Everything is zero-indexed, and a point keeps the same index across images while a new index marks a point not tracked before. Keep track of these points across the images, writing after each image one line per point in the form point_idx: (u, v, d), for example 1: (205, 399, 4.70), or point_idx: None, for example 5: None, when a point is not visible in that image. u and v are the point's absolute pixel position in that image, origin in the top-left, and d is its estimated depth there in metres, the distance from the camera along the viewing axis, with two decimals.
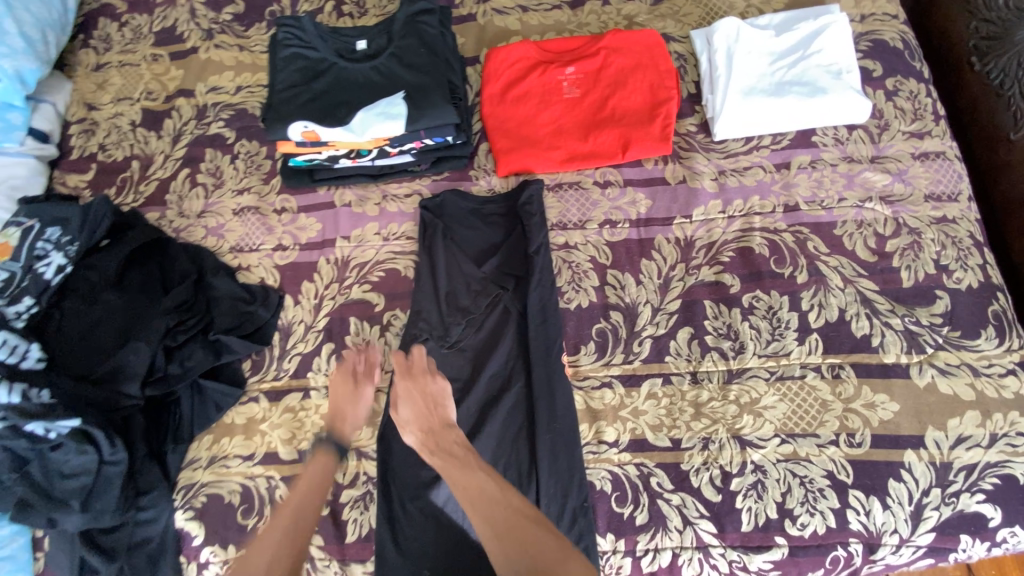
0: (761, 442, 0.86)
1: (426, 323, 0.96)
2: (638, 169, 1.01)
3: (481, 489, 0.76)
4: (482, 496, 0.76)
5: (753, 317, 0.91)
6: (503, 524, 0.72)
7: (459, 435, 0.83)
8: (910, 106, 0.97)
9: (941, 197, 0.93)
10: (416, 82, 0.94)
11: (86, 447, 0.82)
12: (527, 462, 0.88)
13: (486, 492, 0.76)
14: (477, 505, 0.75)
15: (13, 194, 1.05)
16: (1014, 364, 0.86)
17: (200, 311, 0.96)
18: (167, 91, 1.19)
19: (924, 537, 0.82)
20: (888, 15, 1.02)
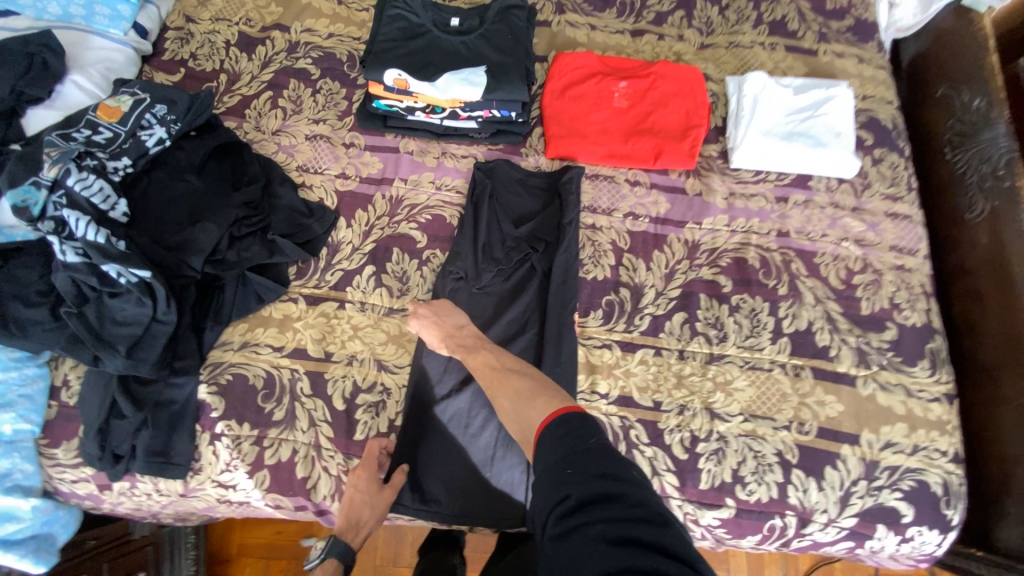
0: (728, 417, 1.00)
1: (461, 265, 1.09)
2: (664, 177, 1.18)
3: (487, 367, 0.94)
4: (486, 372, 0.94)
5: (738, 315, 1.07)
6: (505, 387, 0.90)
7: (471, 329, 0.99)
8: (889, 174, 1.18)
9: (902, 249, 1.12)
10: (498, 60, 1.14)
11: (147, 300, 0.90)
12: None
13: (490, 367, 0.94)
14: (485, 379, 0.94)
15: (107, 75, 1.14)
16: (940, 393, 1.04)
17: (264, 212, 1.06)
18: (264, 22, 1.30)
19: (847, 520, 0.97)
20: (884, 100, 1.24)
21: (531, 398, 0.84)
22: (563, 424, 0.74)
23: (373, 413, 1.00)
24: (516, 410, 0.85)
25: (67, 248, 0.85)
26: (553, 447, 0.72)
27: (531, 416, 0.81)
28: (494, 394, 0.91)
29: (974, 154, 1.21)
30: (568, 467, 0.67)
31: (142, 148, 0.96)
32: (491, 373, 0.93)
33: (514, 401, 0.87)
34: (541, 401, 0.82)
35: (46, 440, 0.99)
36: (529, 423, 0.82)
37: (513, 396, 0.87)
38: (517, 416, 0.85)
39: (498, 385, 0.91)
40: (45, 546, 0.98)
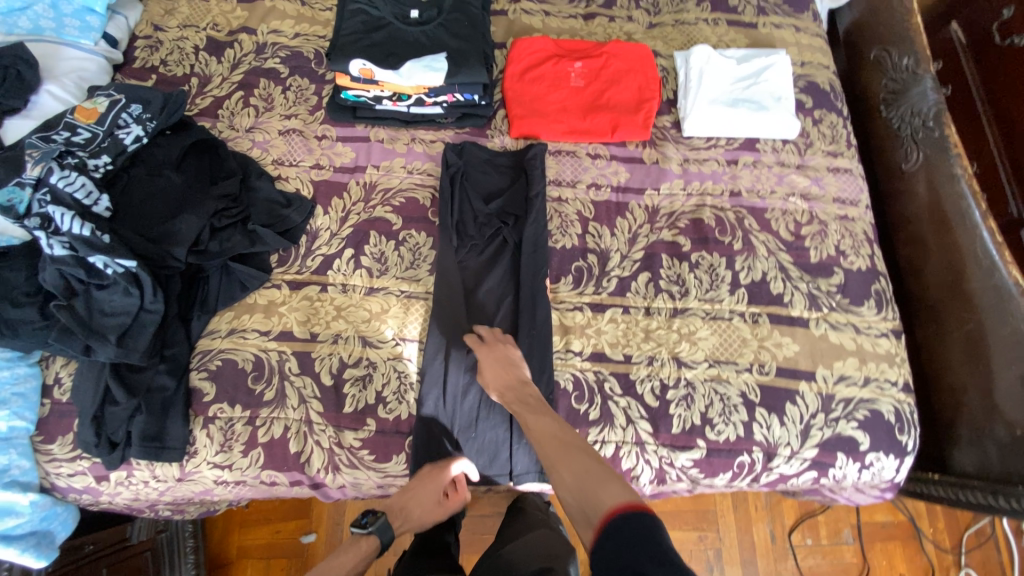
0: (694, 364, 1.07)
1: (438, 242, 1.15)
2: (623, 149, 1.25)
3: (547, 434, 0.94)
4: (545, 440, 0.94)
5: (698, 271, 1.14)
6: (565, 459, 0.90)
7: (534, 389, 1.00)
8: (829, 133, 1.27)
9: (845, 201, 1.21)
10: (457, 46, 1.20)
11: (133, 289, 0.94)
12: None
13: (555, 438, 0.94)
14: (543, 447, 0.94)
15: (81, 83, 1.18)
16: (887, 329, 1.12)
17: (243, 204, 1.11)
18: (231, 26, 1.34)
19: (809, 451, 1.04)
20: (822, 65, 1.34)
21: (599, 481, 0.84)
22: (634, 517, 0.75)
23: (361, 386, 1.05)
24: (575, 487, 0.86)
25: (53, 242, 0.89)
26: (621, 538, 0.74)
27: (595, 497, 0.83)
28: (557, 466, 0.91)
29: (906, 110, 1.31)
30: (641, 560, 0.69)
31: (121, 146, 1.00)
32: (553, 441, 0.93)
33: (573, 478, 0.88)
34: (609, 485, 0.83)
35: (41, 436, 1.02)
36: (591, 510, 0.82)
37: (579, 475, 0.87)
38: (579, 496, 0.85)
39: (564, 458, 0.91)
40: (46, 542, 1.02)
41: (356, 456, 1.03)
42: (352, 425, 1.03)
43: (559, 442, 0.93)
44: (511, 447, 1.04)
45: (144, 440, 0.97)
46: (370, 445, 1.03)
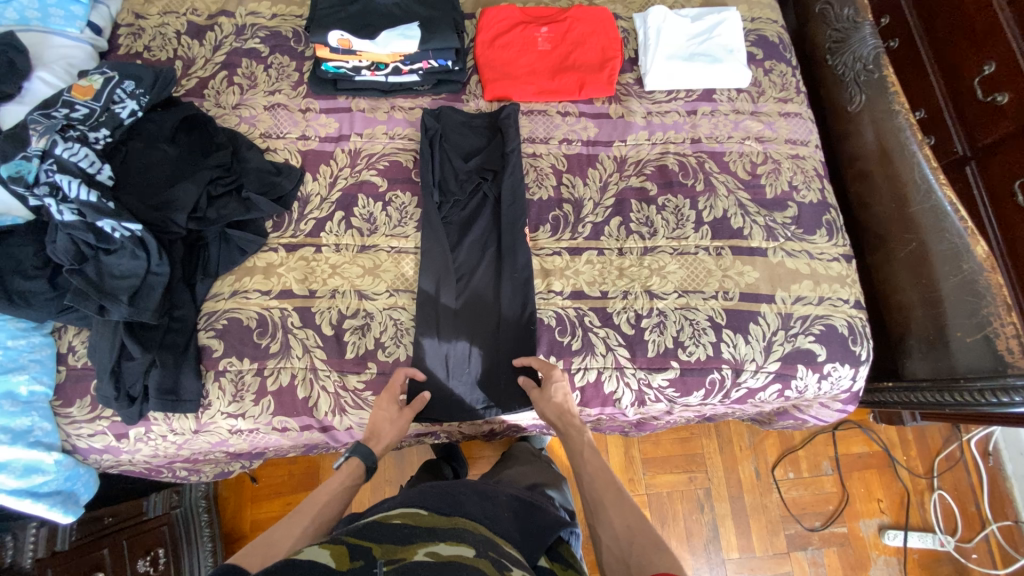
0: (664, 295, 1.17)
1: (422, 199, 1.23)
2: (591, 106, 1.34)
3: (603, 478, 0.95)
4: (597, 482, 0.94)
5: (665, 212, 1.24)
6: (615, 507, 0.90)
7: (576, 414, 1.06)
8: (779, 81, 1.37)
9: (797, 141, 1.32)
10: (429, 15, 1.27)
11: (140, 252, 1.01)
12: (494, 303, 1.18)
13: (607, 477, 0.95)
14: (594, 484, 0.95)
15: (71, 70, 1.23)
16: (838, 254, 1.23)
17: (236, 174, 1.18)
18: (211, 11, 1.40)
19: (772, 364, 1.15)
20: (770, 20, 1.43)
21: (648, 541, 0.82)
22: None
23: (360, 334, 1.13)
24: (618, 535, 0.85)
25: (63, 208, 0.96)
26: None
27: (641, 552, 0.81)
28: (601, 505, 0.91)
29: (849, 56, 1.41)
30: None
31: (118, 120, 1.07)
32: (609, 486, 0.93)
33: (620, 526, 0.86)
34: (657, 548, 0.80)
35: (60, 400, 1.09)
36: (632, 562, 0.81)
37: (625, 522, 0.87)
38: (620, 545, 0.84)
39: (614, 501, 0.91)
40: (71, 500, 1.09)
41: (361, 398, 1.11)
42: (354, 369, 1.12)
43: (615, 488, 0.93)
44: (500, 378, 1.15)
45: (160, 392, 1.04)
46: (372, 386, 1.11)
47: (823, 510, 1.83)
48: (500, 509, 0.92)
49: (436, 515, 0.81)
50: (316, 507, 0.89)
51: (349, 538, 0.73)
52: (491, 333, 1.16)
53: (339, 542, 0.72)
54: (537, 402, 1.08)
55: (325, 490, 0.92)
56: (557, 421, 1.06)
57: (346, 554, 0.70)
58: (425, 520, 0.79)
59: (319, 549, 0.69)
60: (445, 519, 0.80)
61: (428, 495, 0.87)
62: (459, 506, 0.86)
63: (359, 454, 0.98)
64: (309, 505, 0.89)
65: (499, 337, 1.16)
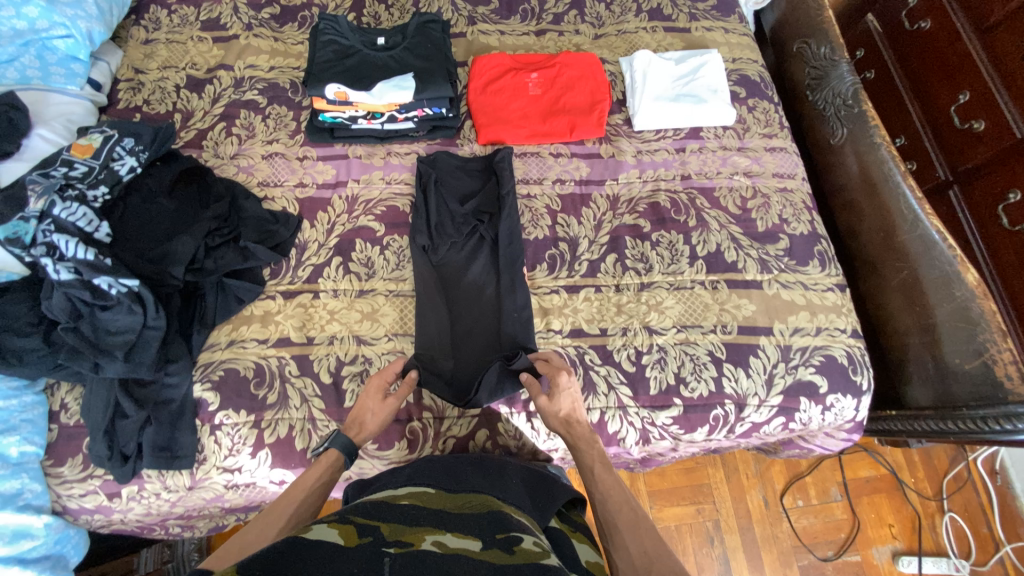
0: (664, 331, 1.18)
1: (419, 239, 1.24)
2: (582, 146, 1.37)
3: (617, 497, 0.90)
4: (611, 501, 0.89)
5: (659, 248, 1.26)
6: (630, 531, 0.84)
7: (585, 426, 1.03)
8: (763, 118, 1.41)
9: (783, 175, 1.35)
10: (422, 66, 1.32)
11: (137, 307, 1.00)
12: (496, 330, 1.19)
13: (623, 497, 0.90)
14: (606, 504, 0.89)
15: (70, 126, 1.25)
16: (831, 284, 1.25)
17: (234, 224, 1.19)
18: (209, 64, 1.44)
19: (775, 398, 1.15)
20: (751, 60, 1.50)
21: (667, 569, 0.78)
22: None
23: (359, 382, 1.12)
24: (634, 561, 0.81)
25: (60, 267, 0.95)
26: None
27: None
28: (614, 527, 0.86)
29: (829, 92, 1.47)
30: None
31: (117, 177, 1.08)
32: (623, 507, 0.88)
33: (635, 552, 0.81)
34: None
35: (51, 460, 1.06)
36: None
37: (641, 547, 0.82)
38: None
39: (631, 524, 0.86)
40: (61, 565, 1.05)
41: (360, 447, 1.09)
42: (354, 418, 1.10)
43: (630, 508, 0.87)
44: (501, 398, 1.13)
45: (156, 448, 1.02)
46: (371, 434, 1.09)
47: (835, 539, 1.78)
48: (509, 484, 0.93)
49: (442, 495, 0.85)
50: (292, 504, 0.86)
51: (353, 518, 0.73)
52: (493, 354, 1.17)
53: (344, 522, 0.72)
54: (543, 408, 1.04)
55: (304, 484, 0.89)
56: (564, 426, 1.02)
57: (352, 531, 0.70)
58: (431, 503, 0.82)
59: (325, 529, 0.69)
60: (451, 501, 0.84)
61: (431, 481, 0.90)
62: (463, 487, 0.88)
63: (337, 445, 0.96)
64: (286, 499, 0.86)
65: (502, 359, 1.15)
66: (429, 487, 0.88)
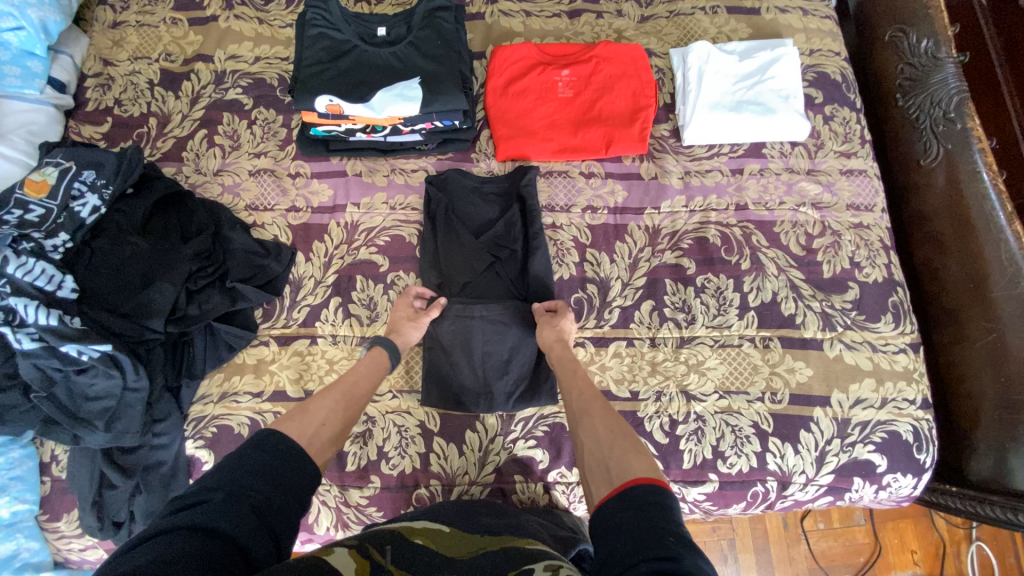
0: (703, 396, 1.03)
1: (429, 276, 1.09)
2: (618, 165, 1.16)
3: (583, 388, 0.88)
4: (584, 392, 0.86)
5: (704, 295, 1.09)
6: (600, 414, 0.81)
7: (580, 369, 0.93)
8: (842, 130, 1.17)
9: (860, 207, 1.13)
10: (431, 68, 1.10)
11: (113, 371, 0.90)
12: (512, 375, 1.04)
13: (593, 389, 0.87)
14: (578, 397, 0.87)
15: (32, 139, 1.08)
16: (905, 343, 1.06)
17: (219, 260, 1.04)
18: (185, 54, 1.23)
19: (825, 477, 1.02)
20: (832, 52, 1.22)
21: (631, 448, 0.72)
22: (654, 490, 0.62)
23: (361, 444, 1.02)
24: (598, 437, 0.77)
25: (21, 336, 0.87)
26: (629, 515, 0.59)
27: (619, 455, 0.71)
28: (580, 417, 0.83)
29: (925, 98, 1.22)
30: (625, 540, 0.56)
31: (78, 220, 0.95)
32: (594, 399, 0.84)
33: (601, 431, 0.78)
34: (637, 452, 0.70)
35: (46, 515, 1.00)
36: (611, 467, 0.69)
37: (603, 430, 0.78)
38: (599, 447, 0.74)
39: (595, 408, 0.82)
40: None
41: (364, 513, 1.02)
42: (357, 483, 1.02)
43: (602, 402, 0.84)
44: (511, 415, 1.04)
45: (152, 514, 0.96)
46: (376, 502, 1.01)
47: (853, 563, 1.58)
48: (522, 523, 0.85)
49: (457, 534, 0.74)
50: (342, 390, 0.86)
51: (371, 550, 0.62)
52: (505, 362, 1.05)
53: (364, 555, 0.61)
54: (540, 325, 1.01)
55: (351, 375, 0.90)
56: (552, 347, 0.97)
57: (369, 565, 0.58)
58: (445, 538, 0.72)
59: (344, 557, 0.58)
60: (465, 539, 0.73)
61: (445, 518, 0.81)
62: (478, 524, 0.80)
63: (382, 344, 0.96)
64: (339, 383, 0.87)
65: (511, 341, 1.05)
66: (444, 523, 0.78)
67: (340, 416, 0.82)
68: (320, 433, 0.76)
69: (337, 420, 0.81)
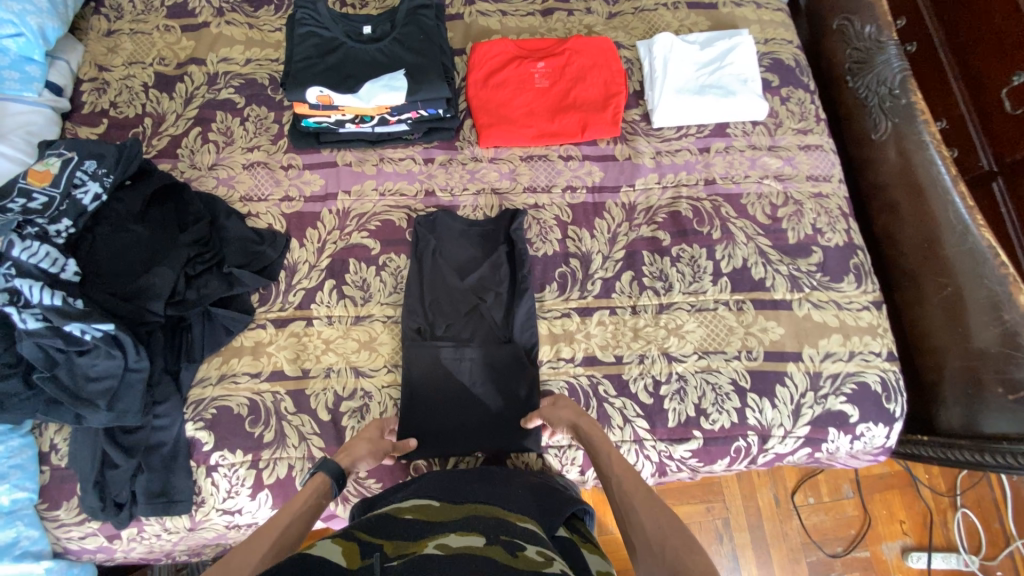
0: (683, 357, 1.09)
1: (413, 314, 1.11)
2: (594, 148, 1.24)
3: (628, 480, 0.85)
4: (625, 482, 0.84)
5: (680, 264, 1.15)
6: (644, 505, 0.79)
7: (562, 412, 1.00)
8: (798, 110, 1.26)
9: (818, 178, 1.22)
10: (415, 61, 1.17)
11: (115, 351, 0.93)
12: (496, 372, 1.08)
13: (633, 477, 0.85)
14: (620, 487, 0.84)
15: (30, 139, 1.12)
16: (868, 301, 1.14)
17: (215, 247, 1.09)
18: (179, 59, 1.29)
19: (802, 429, 1.07)
20: (785, 40, 1.32)
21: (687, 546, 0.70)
22: None
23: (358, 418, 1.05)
24: (652, 536, 0.74)
25: (26, 315, 0.90)
26: None
27: (675, 554, 0.70)
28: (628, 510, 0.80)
29: (872, 79, 1.33)
30: None
31: (80, 207, 0.99)
32: (636, 486, 0.83)
33: (652, 529, 0.75)
34: (693, 551, 0.69)
35: (46, 503, 1.01)
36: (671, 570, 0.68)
37: (654, 524, 0.75)
38: (655, 548, 0.72)
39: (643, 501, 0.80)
40: None
41: (363, 486, 1.05)
42: None
43: (645, 490, 0.81)
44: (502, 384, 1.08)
45: (153, 494, 0.98)
46: (375, 474, 1.04)
47: (845, 535, 1.61)
48: (512, 491, 0.89)
49: (446, 509, 0.80)
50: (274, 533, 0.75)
51: (357, 535, 0.71)
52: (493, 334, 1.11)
53: (348, 538, 0.70)
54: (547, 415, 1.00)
55: (286, 512, 0.80)
56: (560, 405, 1.01)
57: (356, 549, 0.67)
58: (435, 516, 0.78)
59: (328, 545, 0.66)
60: (455, 512, 0.79)
61: (435, 492, 0.86)
62: (467, 496, 0.85)
63: (326, 470, 0.89)
64: (270, 526, 0.77)
65: (496, 374, 1.08)
66: (435, 498, 0.84)
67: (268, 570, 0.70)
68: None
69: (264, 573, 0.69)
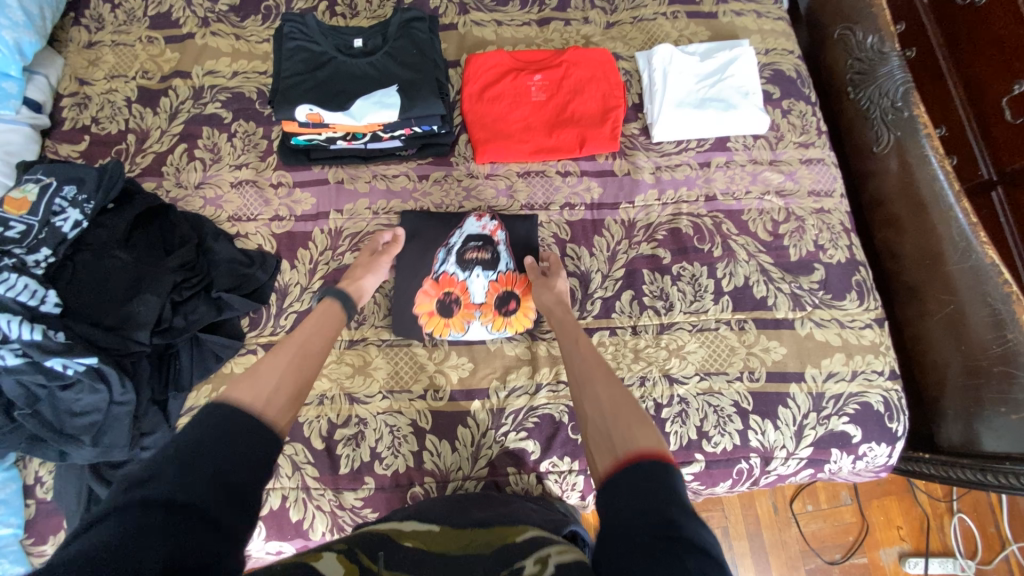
0: (685, 379, 1.07)
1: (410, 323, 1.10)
2: (593, 163, 1.21)
3: (591, 359, 0.86)
4: (587, 360, 0.86)
5: (681, 283, 1.13)
6: (604, 385, 0.80)
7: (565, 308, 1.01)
8: (799, 123, 1.24)
9: (820, 193, 1.20)
10: (407, 76, 1.14)
11: (99, 385, 0.90)
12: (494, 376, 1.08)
13: (599, 362, 0.85)
14: (582, 366, 0.85)
15: (9, 159, 1.08)
16: (871, 319, 1.12)
17: (203, 271, 1.05)
18: (163, 72, 1.25)
19: (805, 450, 1.06)
20: (786, 51, 1.30)
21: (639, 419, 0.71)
22: (654, 462, 0.62)
23: (353, 446, 1.03)
24: (603, 409, 0.75)
25: (5, 352, 0.88)
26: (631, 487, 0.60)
27: (624, 426, 0.70)
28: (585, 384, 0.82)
29: (874, 90, 1.30)
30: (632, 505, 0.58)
31: (60, 235, 0.96)
32: (599, 365, 0.84)
33: (605, 404, 0.76)
34: (643, 425, 0.69)
35: (32, 538, 0.98)
36: (617, 441, 0.68)
37: (609, 401, 0.76)
38: (605, 420, 0.73)
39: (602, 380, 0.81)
40: None
41: (359, 515, 1.02)
42: (350, 485, 1.02)
43: (606, 370, 0.83)
44: (501, 408, 1.06)
45: None
46: (371, 503, 1.02)
47: (843, 542, 1.61)
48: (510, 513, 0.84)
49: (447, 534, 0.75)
50: (294, 346, 0.83)
51: (362, 558, 0.62)
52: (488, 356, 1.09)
53: (353, 560, 0.60)
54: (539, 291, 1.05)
55: (305, 329, 0.87)
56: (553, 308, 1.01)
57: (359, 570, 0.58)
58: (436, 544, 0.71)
59: (333, 561, 0.58)
60: (456, 543, 0.72)
61: (434, 517, 0.81)
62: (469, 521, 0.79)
63: (334, 295, 0.96)
64: (290, 341, 0.84)
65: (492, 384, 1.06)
66: (433, 523, 0.78)
67: (295, 373, 0.78)
68: (277, 395, 0.72)
69: (293, 376, 0.77)
